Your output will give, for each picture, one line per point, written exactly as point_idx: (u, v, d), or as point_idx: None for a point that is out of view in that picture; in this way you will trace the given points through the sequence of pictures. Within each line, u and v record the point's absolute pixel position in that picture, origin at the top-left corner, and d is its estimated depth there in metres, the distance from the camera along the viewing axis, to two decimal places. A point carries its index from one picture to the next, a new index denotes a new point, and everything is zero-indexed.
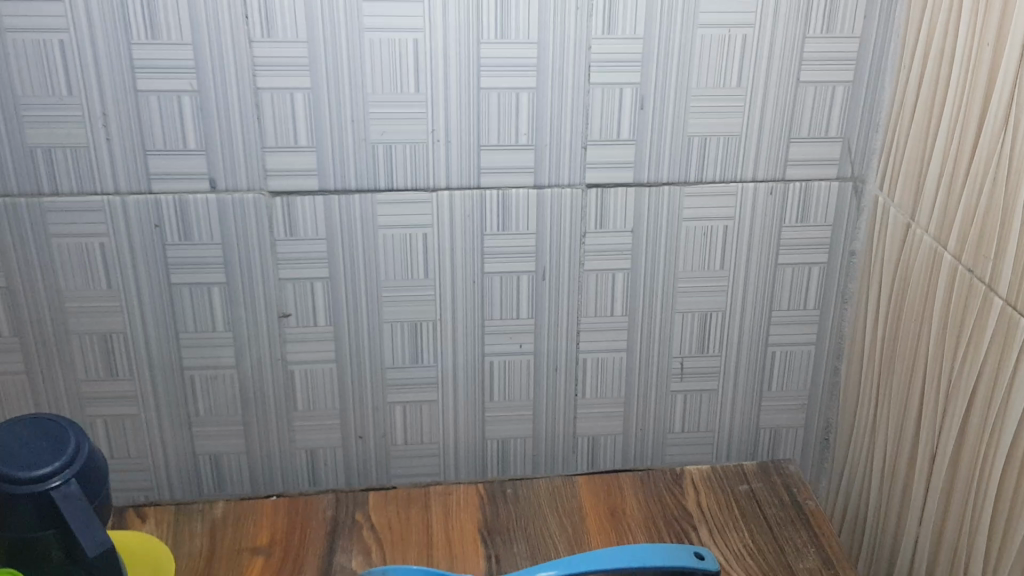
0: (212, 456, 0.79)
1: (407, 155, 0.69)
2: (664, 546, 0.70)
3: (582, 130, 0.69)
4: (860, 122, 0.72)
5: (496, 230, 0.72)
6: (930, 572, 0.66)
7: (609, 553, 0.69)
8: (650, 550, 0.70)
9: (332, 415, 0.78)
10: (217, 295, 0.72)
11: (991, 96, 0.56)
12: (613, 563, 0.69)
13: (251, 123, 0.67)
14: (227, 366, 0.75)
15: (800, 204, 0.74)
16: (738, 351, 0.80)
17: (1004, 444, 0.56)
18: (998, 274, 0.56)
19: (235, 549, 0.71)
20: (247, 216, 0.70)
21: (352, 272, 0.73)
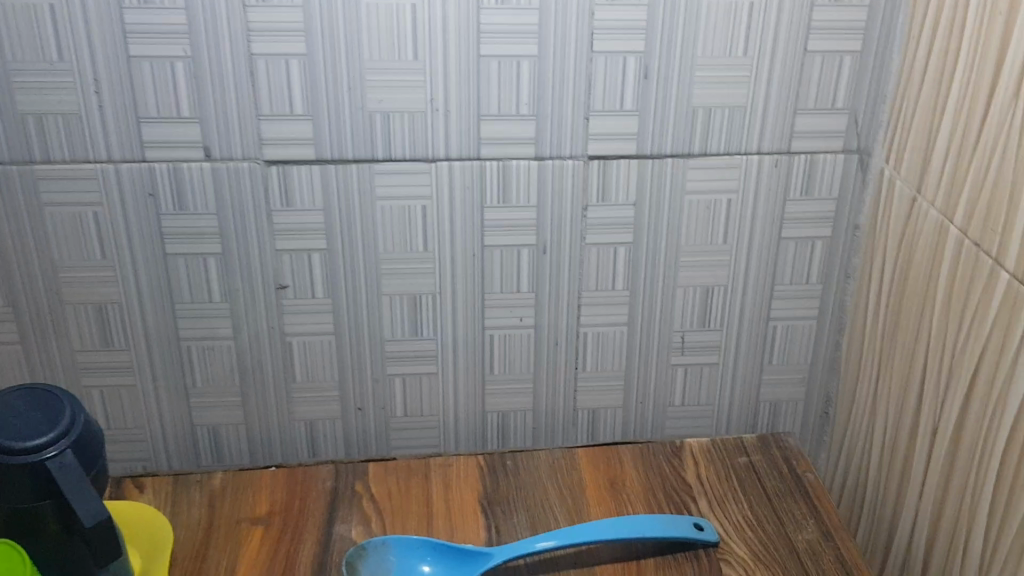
0: (210, 427, 0.79)
1: (406, 124, 0.68)
2: (660, 517, 0.70)
3: (584, 100, 0.68)
4: (867, 93, 0.70)
5: (496, 202, 0.71)
6: (929, 546, 0.66)
7: (607, 526, 0.69)
8: (647, 522, 0.70)
9: (331, 387, 0.78)
10: (213, 265, 0.72)
11: (1001, 66, 0.55)
12: (612, 534, 0.68)
13: (246, 91, 0.66)
14: (225, 337, 0.75)
15: (805, 176, 0.73)
16: (740, 325, 0.79)
17: (1007, 420, 0.56)
18: (1005, 249, 0.55)
19: (234, 518, 0.71)
20: (242, 185, 0.69)
21: (350, 243, 0.72)
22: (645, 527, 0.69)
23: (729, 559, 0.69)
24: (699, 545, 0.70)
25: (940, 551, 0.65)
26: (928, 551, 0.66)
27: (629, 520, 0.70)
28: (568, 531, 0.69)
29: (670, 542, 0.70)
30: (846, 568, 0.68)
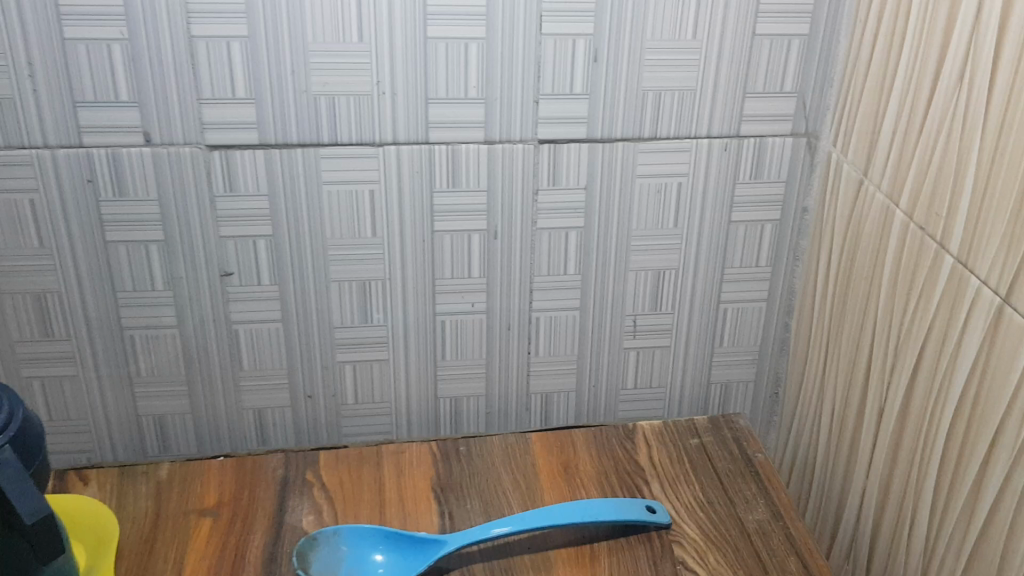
0: (156, 417, 0.77)
1: (352, 108, 0.66)
2: (614, 501, 0.71)
3: (533, 83, 0.68)
4: (815, 77, 0.70)
5: (446, 186, 0.71)
6: (876, 524, 0.67)
7: (562, 510, 0.69)
8: (602, 506, 0.70)
9: (279, 375, 0.77)
10: (155, 253, 0.70)
11: (946, 51, 0.55)
12: (565, 519, 0.68)
13: (187, 74, 0.64)
14: (169, 325, 0.73)
15: (754, 160, 0.73)
16: (691, 308, 0.80)
17: (951, 401, 0.56)
18: (949, 231, 0.55)
19: (182, 510, 0.70)
20: (184, 171, 0.67)
21: (297, 229, 0.71)
22: (600, 511, 0.70)
23: (681, 540, 0.70)
24: (652, 527, 0.70)
25: (886, 529, 0.66)
26: (876, 529, 0.67)
27: (582, 504, 0.70)
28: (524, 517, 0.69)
29: (624, 525, 0.70)
30: (794, 547, 0.69)
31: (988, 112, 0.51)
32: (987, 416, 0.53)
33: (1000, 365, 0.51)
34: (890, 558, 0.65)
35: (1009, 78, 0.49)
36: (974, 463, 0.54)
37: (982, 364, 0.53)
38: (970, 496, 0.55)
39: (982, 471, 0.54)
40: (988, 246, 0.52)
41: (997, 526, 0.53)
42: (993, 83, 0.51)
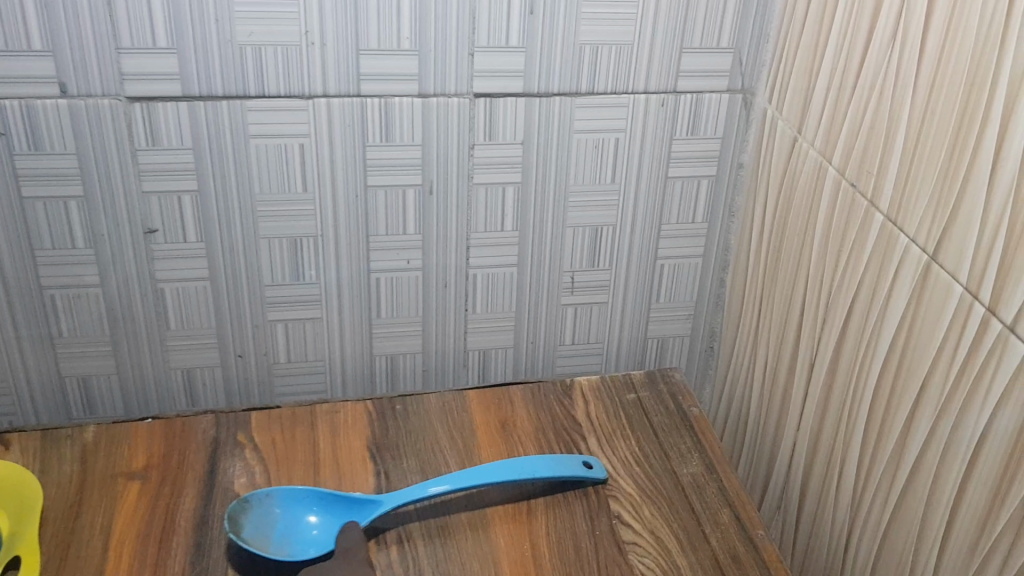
0: (80, 379, 0.75)
1: (279, 59, 0.64)
2: (553, 458, 0.71)
3: (468, 35, 0.66)
4: (752, 32, 0.70)
5: (379, 140, 0.69)
6: (806, 476, 0.68)
7: (500, 468, 0.69)
8: (540, 463, 0.70)
9: (208, 334, 0.75)
10: (75, 210, 0.68)
11: (880, 9, 0.55)
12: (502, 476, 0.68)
13: (104, 22, 0.61)
14: (92, 285, 0.71)
15: (691, 115, 0.73)
16: (628, 264, 0.80)
17: (879, 356, 0.57)
18: (880, 189, 0.56)
19: (109, 473, 0.68)
20: (103, 124, 0.65)
21: (224, 184, 0.69)
22: (538, 468, 0.70)
23: (617, 495, 0.70)
24: (589, 483, 0.71)
25: (816, 480, 0.67)
26: (806, 480, 0.69)
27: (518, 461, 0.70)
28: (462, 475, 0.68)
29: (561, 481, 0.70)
30: (727, 499, 0.70)
31: (920, 69, 0.51)
32: (913, 370, 0.54)
33: (926, 320, 0.52)
34: (819, 508, 0.67)
35: (940, 36, 0.49)
36: (900, 416, 0.55)
37: (910, 320, 0.54)
38: (897, 449, 0.56)
39: (908, 424, 0.55)
40: (917, 203, 0.52)
41: (921, 478, 0.54)
42: (926, 41, 0.51)
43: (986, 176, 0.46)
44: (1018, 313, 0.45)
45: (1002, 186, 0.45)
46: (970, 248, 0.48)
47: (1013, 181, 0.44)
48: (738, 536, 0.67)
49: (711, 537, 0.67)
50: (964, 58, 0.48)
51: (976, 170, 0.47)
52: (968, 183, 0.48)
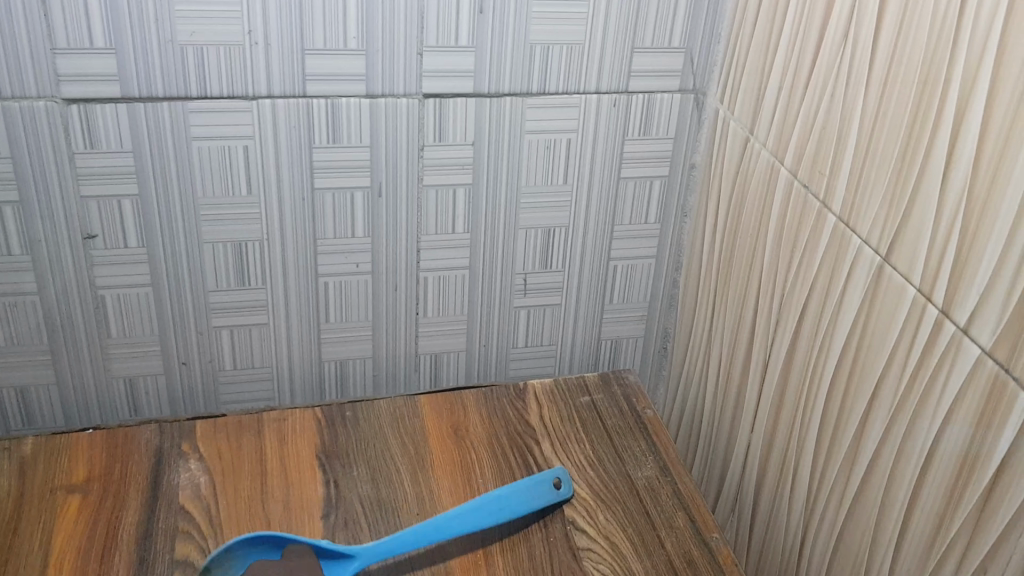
0: (17, 389, 0.72)
1: (222, 59, 0.63)
2: (523, 487, 0.68)
3: (416, 35, 0.65)
4: (703, 33, 0.70)
5: (326, 142, 0.67)
6: (760, 477, 0.68)
7: (473, 509, 0.66)
8: (513, 497, 0.67)
9: (151, 341, 0.73)
10: (9, 215, 0.65)
11: (830, 10, 0.55)
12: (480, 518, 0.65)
13: (38, 21, 0.59)
14: (29, 292, 0.68)
15: (643, 116, 0.73)
16: (581, 265, 0.79)
17: (832, 357, 0.57)
18: (831, 190, 0.56)
19: (48, 487, 0.66)
20: (38, 126, 0.62)
21: (166, 188, 0.67)
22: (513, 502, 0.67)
23: (572, 500, 0.70)
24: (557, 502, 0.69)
25: (770, 481, 0.67)
26: (760, 480, 0.69)
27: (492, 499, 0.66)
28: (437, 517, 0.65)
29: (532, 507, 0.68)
30: (682, 502, 0.70)
31: (871, 71, 0.51)
32: (866, 373, 0.54)
33: (879, 322, 0.52)
34: (773, 509, 0.67)
35: (891, 38, 0.49)
36: (853, 418, 0.55)
37: (863, 321, 0.54)
38: (851, 450, 0.56)
39: (861, 425, 0.55)
40: (869, 205, 0.52)
41: (876, 479, 0.54)
42: (876, 44, 0.51)
43: (937, 178, 0.46)
44: (972, 315, 0.45)
45: (954, 188, 0.45)
46: (923, 251, 0.48)
47: (965, 184, 0.45)
48: (693, 539, 0.67)
49: (665, 541, 0.67)
50: (914, 61, 0.48)
51: (927, 172, 0.47)
52: (920, 186, 0.48)
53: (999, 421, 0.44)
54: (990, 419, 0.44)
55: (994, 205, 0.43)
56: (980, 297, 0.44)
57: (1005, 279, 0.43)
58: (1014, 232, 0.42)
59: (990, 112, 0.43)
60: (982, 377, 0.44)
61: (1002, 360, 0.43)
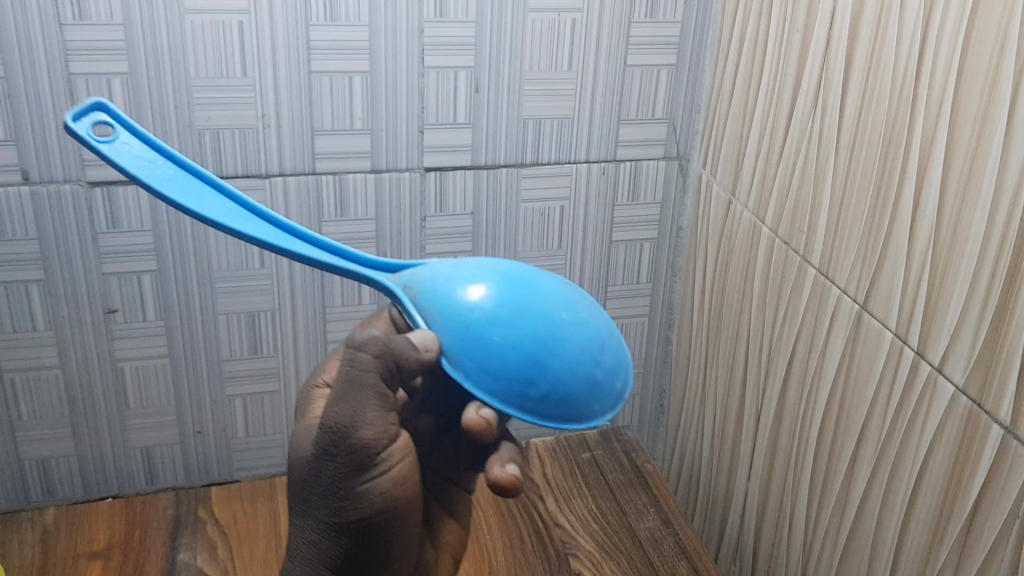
0: (40, 461, 0.75)
1: (236, 142, 0.67)
2: (579, 352, 0.44)
3: (417, 113, 0.69)
4: (683, 103, 0.75)
5: (334, 215, 0.71)
6: (759, 525, 0.71)
7: (538, 323, 0.44)
8: (557, 336, 0.44)
9: (167, 412, 0.76)
10: (35, 293, 0.69)
11: (800, 81, 0.60)
12: (520, 334, 0.44)
13: (67, 110, 0.63)
14: (50, 366, 0.71)
15: (631, 183, 0.77)
16: None
17: (820, 404, 0.61)
18: (810, 245, 0.60)
19: (71, 555, 0.69)
20: (64, 209, 0.66)
21: (182, 263, 0.70)
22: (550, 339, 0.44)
23: (577, 554, 0.72)
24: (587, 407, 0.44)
25: (768, 527, 0.69)
26: (759, 526, 0.71)
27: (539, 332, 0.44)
28: (497, 276, 0.46)
29: (577, 394, 0.44)
30: (685, 551, 0.73)
31: (840, 135, 0.56)
32: (852, 416, 0.57)
33: (861, 366, 0.56)
34: (773, 553, 0.69)
35: (858, 103, 0.54)
36: (843, 461, 0.58)
37: (846, 368, 0.57)
38: (841, 490, 0.59)
39: (850, 467, 0.58)
40: (845, 257, 0.56)
41: (867, 518, 0.57)
42: (843, 109, 0.55)
43: (905, 230, 0.50)
44: (944, 355, 0.48)
45: (921, 239, 0.49)
46: (897, 298, 0.52)
47: (931, 235, 0.48)
48: None
49: None
50: (879, 123, 0.52)
51: (897, 226, 0.51)
52: (891, 236, 0.52)
53: (975, 455, 0.47)
54: (968, 451, 0.47)
55: (957, 253, 0.47)
56: (951, 336, 0.48)
57: (974, 315, 0.46)
58: (976, 277, 0.45)
59: (949, 168, 0.47)
60: (959, 413, 0.48)
61: (974, 396, 0.46)
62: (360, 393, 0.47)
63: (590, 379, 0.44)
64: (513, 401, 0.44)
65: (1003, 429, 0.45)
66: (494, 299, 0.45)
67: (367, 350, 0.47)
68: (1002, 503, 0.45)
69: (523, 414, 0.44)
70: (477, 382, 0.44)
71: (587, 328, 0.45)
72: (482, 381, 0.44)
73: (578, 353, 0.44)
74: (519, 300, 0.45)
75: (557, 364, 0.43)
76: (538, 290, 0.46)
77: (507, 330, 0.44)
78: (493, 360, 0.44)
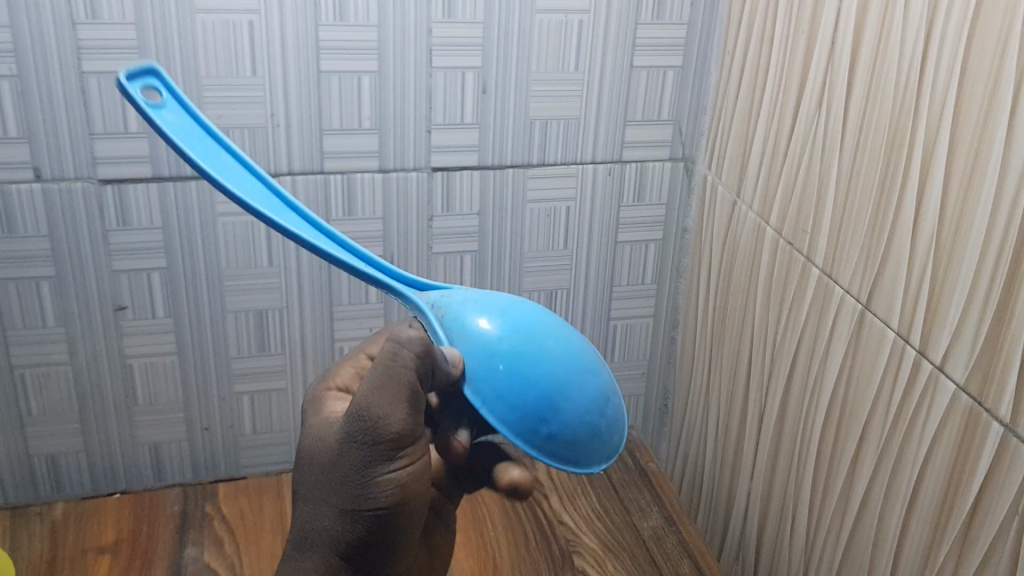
0: (49, 457, 0.75)
1: (246, 141, 0.68)
2: (588, 402, 0.47)
3: (425, 113, 0.70)
4: (689, 105, 0.75)
5: (342, 214, 0.72)
6: (762, 525, 0.71)
7: (554, 370, 0.47)
8: (570, 385, 0.47)
9: (175, 408, 0.76)
10: (46, 290, 0.69)
11: (805, 82, 0.60)
12: (537, 376, 0.47)
13: (78, 107, 0.64)
14: (60, 362, 0.72)
15: (637, 184, 0.77)
16: (583, 325, 0.83)
17: (823, 402, 0.61)
18: (814, 245, 0.60)
19: (79, 549, 0.70)
20: (75, 206, 0.67)
21: (191, 262, 0.71)
22: (563, 386, 0.47)
23: (580, 550, 0.72)
24: (587, 453, 0.47)
25: (771, 526, 0.70)
26: (761, 526, 0.71)
27: (554, 379, 0.47)
28: (515, 318, 0.49)
29: (582, 441, 0.47)
30: (688, 551, 0.74)
31: (844, 136, 0.56)
32: (854, 415, 0.57)
33: (863, 367, 0.56)
34: (775, 552, 0.69)
35: (861, 104, 0.54)
36: (845, 458, 0.59)
37: (848, 368, 0.58)
38: (844, 489, 0.59)
39: (852, 465, 0.58)
40: (849, 257, 0.56)
41: (869, 516, 0.57)
42: (847, 111, 0.56)
43: (908, 231, 0.51)
44: (946, 354, 0.49)
45: (923, 241, 0.50)
46: (899, 298, 0.52)
47: (933, 236, 0.49)
48: None
49: None
50: (882, 124, 0.52)
51: (899, 225, 0.51)
52: (894, 237, 0.52)
53: (974, 454, 0.47)
54: (969, 448, 0.48)
55: (958, 254, 0.47)
56: (953, 336, 0.48)
57: (974, 314, 0.46)
58: (978, 277, 0.46)
59: (951, 169, 0.47)
60: (959, 412, 0.48)
61: (975, 393, 0.47)
62: (394, 390, 0.47)
63: (593, 428, 0.47)
64: (523, 435, 0.47)
65: (1003, 427, 0.45)
66: (514, 341, 0.48)
67: (407, 346, 0.47)
68: (1001, 501, 0.46)
69: (530, 449, 0.47)
70: (493, 411, 0.47)
71: (597, 380, 0.48)
72: (501, 409, 0.47)
73: (587, 405, 0.47)
74: (550, 347, 0.48)
75: (567, 411, 0.47)
76: (556, 337, 0.49)
77: (525, 372, 0.47)
78: (515, 395, 0.47)
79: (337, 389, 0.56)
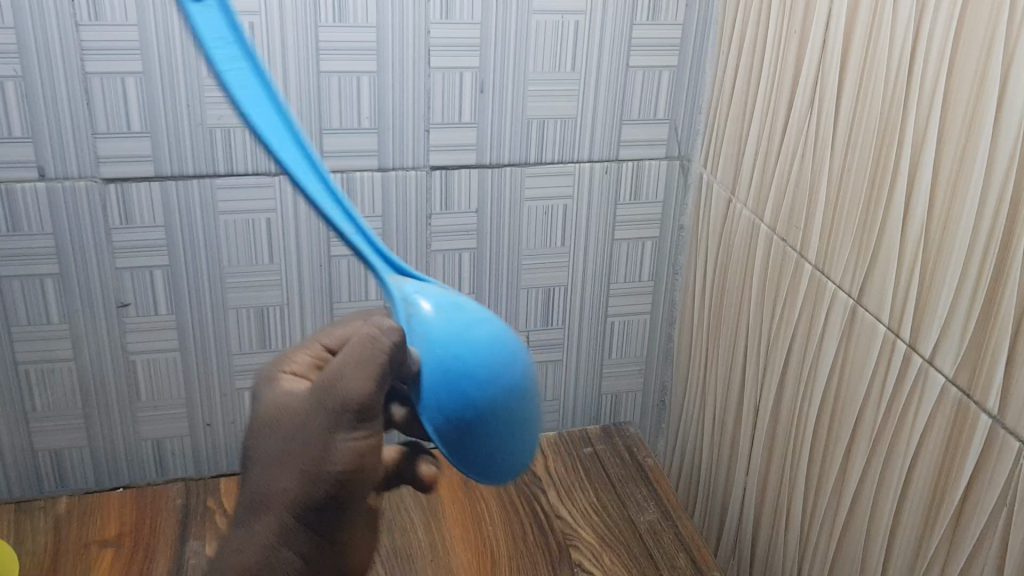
0: (53, 452, 0.76)
1: (247, 140, 0.68)
2: (515, 430, 0.51)
3: (423, 113, 0.71)
4: (684, 104, 0.76)
5: None
6: (757, 519, 0.72)
7: (496, 398, 0.50)
8: (507, 412, 0.50)
9: (178, 404, 0.77)
10: (50, 288, 0.70)
11: (797, 82, 0.61)
12: (482, 403, 0.49)
13: (81, 108, 0.65)
14: (64, 359, 0.73)
15: (633, 182, 0.78)
16: (580, 322, 0.84)
17: (816, 397, 0.62)
18: (807, 242, 0.61)
19: (83, 543, 0.71)
20: (79, 205, 0.68)
21: (194, 259, 0.72)
22: (500, 415, 0.50)
23: (577, 544, 0.73)
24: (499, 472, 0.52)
25: (766, 520, 0.71)
26: (757, 520, 0.72)
27: (494, 407, 0.50)
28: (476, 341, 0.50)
29: (499, 462, 0.51)
30: (684, 544, 0.74)
31: (835, 135, 0.57)
32: (846, 411, 0.58)
33: (855, 362, 0.57)
34: (771, 545, 0.70)
35: (852, 104, 0.55)
36: (838, 452, 0.60)
37: (840, 364, 0.59)
38: (837, 481, 0.60)
39: (845, 458, 0.59)
40: (841, 254, 0.57)
41: (861, 510, 0.58)
42: (839, 110, 0.57)
43: (898, 228, 0.52)
44: (935, 348, 0.49)
45: (913, 238, 0.50)
46: (890, 294, 0.53)
47: (922, 233, 0.50)
48: None
49: None
50: (873, 124, 0.53)
51: (890, 224, 0.52)
52: (884, 235, 0.53)
53: (963, 446, 0.48)
54: (957, 440, 0.48)
55: (947, 251, 0.48)
56: (942, 330, 0.49)
57: (962, 309, 0.47)
58: (966, 273, 0.47)
59: (939, 168, 0.48)
60: (948, 405, 0.49)
61: (963, 387, 0.48)
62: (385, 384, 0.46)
63: (512, 450, 0.51)
64: (452, 450, 0.50)
65: (991, 419, 0.46)
66: (470, 365, 0.50)
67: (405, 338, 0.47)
68: (989, 493, 0.46)
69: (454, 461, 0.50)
70: (433, 423, 0.50)
71: (528, 408, 0.52)
72: (438, 417, 0.49)
73: (514, 431, 0.51)
74: (496, 372, 0.50)
75: (496, 437, 0.50)
76: (505, 362, 0.51)
77: (472, 401, 0.49)
78: (459, 417, 0.49)
79: (293, 373, 0.50)
